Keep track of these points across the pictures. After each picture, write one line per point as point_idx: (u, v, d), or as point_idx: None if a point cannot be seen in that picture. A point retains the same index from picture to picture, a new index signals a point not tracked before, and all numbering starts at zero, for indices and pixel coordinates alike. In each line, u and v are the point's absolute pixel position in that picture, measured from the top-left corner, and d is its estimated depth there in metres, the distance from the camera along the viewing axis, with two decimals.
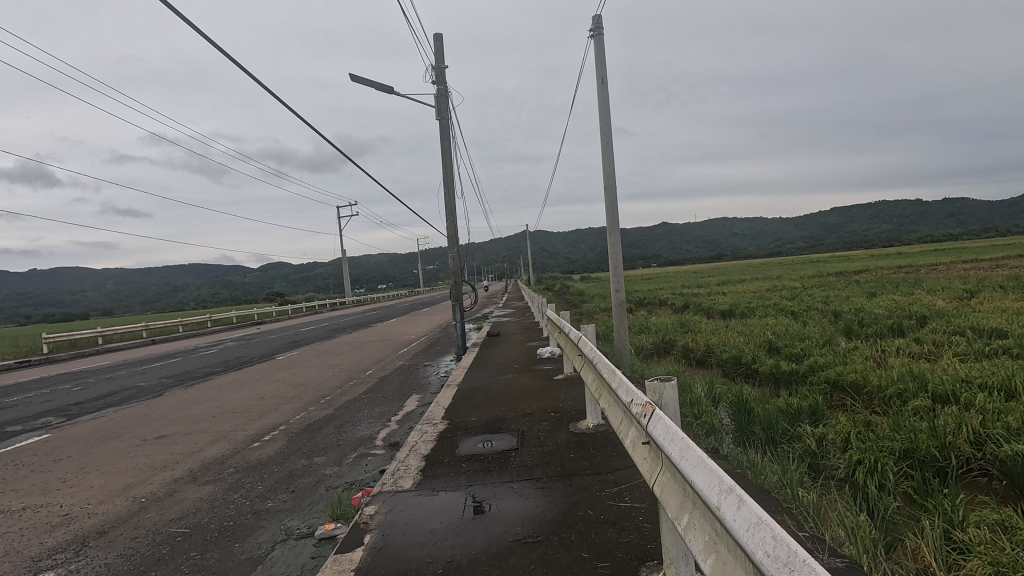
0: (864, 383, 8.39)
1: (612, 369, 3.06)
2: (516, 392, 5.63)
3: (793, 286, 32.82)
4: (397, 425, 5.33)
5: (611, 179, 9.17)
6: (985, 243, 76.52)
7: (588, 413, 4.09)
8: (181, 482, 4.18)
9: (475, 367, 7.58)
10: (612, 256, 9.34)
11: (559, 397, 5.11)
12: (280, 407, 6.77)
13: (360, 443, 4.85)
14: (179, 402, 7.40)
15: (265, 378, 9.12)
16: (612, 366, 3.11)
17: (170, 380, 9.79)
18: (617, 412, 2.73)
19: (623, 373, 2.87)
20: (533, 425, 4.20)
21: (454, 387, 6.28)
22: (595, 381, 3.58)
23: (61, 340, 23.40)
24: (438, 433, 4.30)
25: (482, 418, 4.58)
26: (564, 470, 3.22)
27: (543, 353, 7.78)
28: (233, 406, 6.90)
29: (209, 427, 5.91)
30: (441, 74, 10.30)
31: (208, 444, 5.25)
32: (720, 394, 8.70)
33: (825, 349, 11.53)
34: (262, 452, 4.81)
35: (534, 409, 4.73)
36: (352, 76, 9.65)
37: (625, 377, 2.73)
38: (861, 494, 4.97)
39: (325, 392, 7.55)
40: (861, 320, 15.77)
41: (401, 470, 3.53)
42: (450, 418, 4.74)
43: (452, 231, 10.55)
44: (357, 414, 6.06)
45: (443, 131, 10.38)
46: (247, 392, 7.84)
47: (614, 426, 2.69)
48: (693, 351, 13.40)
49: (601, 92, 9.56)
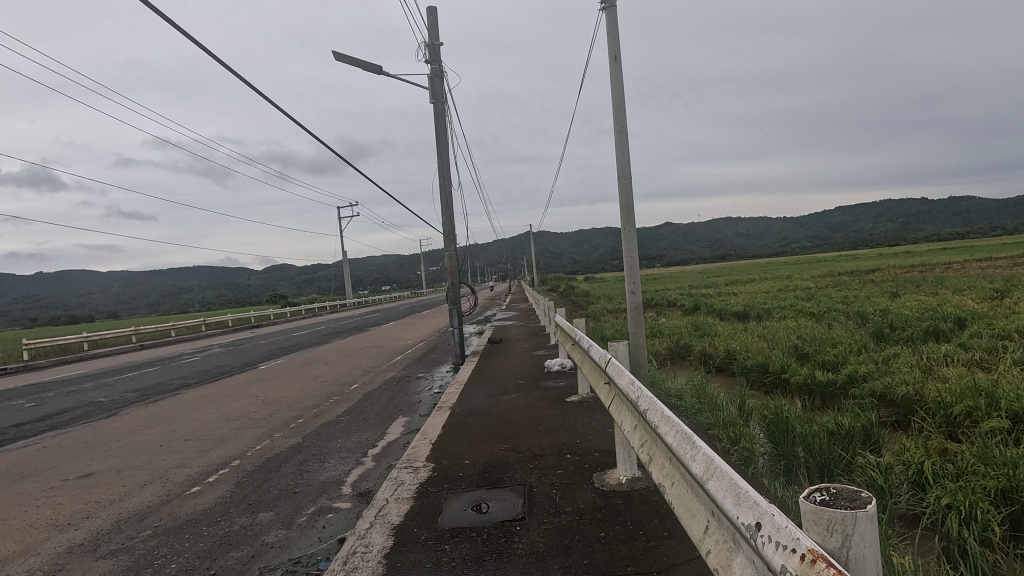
0: (920, 399, 7.28)
1: (677, 429, 2.00)
2: (522, 418, 4.58)
3: (807, 287, 31.55)
4: (373, 464, 4.28)
5: (626, 168, 8.14)
6: (997, 242, 74.76)
7: (618, 461, 3.04)
8: (77, 552, 3.15)
9: (473, 383, 6.53)
10: (628, 254, 8.29)
11: (576, 429, 4.06)
12: (242, 432, 5.73)
13: (322, 491, 3.81)
14: (129, 426, 6.36)
15: (239, 392, 8.08)
16: (675, 422, 2.06)
17: (137, 394, 8.80)
18: (701, 515, 1.71)
19: (702, 444, 1.83)
20: (543, 477, 3.15)
21: (446, 411, 5.23)
22: (632, 427, 2.51)
23: (45, 345, 22.41)
24: (420, 485, 3.26)
25: (478, 461, 3.54)
26: (594, 567, 2.16)
27: (551, 366, 6.72)
28: (187, 431, 5.86)
29: (150, 460, 4.88)
30: (435, 52, 9.27)
31: (137, 489, 4.20)
32: (754, 410, 7.61)
33: (862, 356, 10.43)
34: (199, 503, 3.77)
35: (545, 448, 3.67)
36: (335, 53, 8.63)
37: (719, 461, 1.69)
38: (960, 552, 3.92)
39: (299, 412, 6.49)
40: (892, 323, 14.58)
41: (358, 553, 2.48)
42: (437, 459, 3.71)
43: (449, 227, 9.51)
44: (329, 444, 5.01)
45: (438, 115, 9.35)
46: (210, 412, 6.81)
47: (697, 539, 1.69)
48: (713, 358, 12.30)
49: (613, 68, 8.51)
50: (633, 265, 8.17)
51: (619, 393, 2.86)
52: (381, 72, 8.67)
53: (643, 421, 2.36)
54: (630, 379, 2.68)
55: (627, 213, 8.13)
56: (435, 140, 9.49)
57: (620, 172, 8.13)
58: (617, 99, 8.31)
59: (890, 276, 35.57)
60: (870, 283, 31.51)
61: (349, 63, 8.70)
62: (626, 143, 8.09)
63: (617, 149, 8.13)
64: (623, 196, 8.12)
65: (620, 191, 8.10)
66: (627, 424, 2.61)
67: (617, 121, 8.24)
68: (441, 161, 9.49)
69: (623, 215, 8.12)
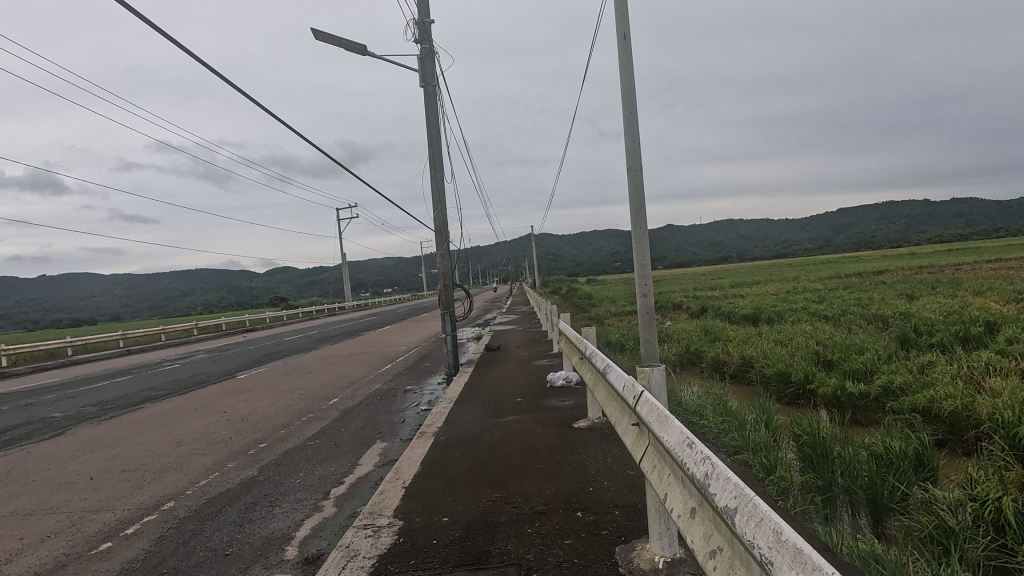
0: (974, 416, 6.39)
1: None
2: (520, 451, 3.72)
3: (818, 289, 30.70)
4: (332, 512, 3.42)
5: (636, 158, 7.29)
6: (1002, 245, 73.77)
7: (652, 532, 2.17)
8: None
9: (464, 400, 5.67)
10: (638, 252, 7.43)
11: (588, 470, 3.20)
12: (192, 461, 4.85)
13: (260, 554, 2.94)
14: (66, 451, 5.49)
15: (204, 408, 7.20)
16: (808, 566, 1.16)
17: (96, 410, 7.94)
18: None
19: None
20: (548, 552, 2.29)
21: (429, 438, 4.37)
22: (707, 525, 1.61)
23: (26, 352, 21.54)
24: (376, 560, 2.39)
25: (460, 523, 2.66)
26: None
27: (554, 380, 5.84)
28: (128, 460, 4.98)
29: (68, 501, 4.01)
30: (425, 31, 8.46)
31: (33, 545, 3.31)
32: (784, 428, 6.72)
33: (892, 364, 9.55)
34: (100, 569, 2.91)
35: (550, 501, 2.81)
36: (315, 32, 7.84)
37: None
38: None
39: (263, 434, 5.60)
40: (916, 327, 13.69)
41: None
42: (408, 516, 2.83)
43: (440, 224, 8.67)
44: (288, 479, 4.15)
45: (428, 101, 8.52)
46: (164, 433, 5.93)
47: None
48: (727, 365, 11.43)
49: (622, 46, 7.70)
50: (644, 265, 7.28)
51: (666, 454, 1.96)
52: (365, 53, 7.89)
53: (730, 527, 1.49)
54: (689, 441, 1.79)
55: (637, 206, 7.28)
56: (426, 128, 8.66)
57: (629, 161, 7.29)
58: (627, 82, 7.49)
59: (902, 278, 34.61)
60: (882, 285, 30.52)
61: (330, 42, 7.91)
62: (637, 130, 7.23)
63: (626, 135, 7.29)
64: (633, 187, 7.28)
65: (629, 181, 7.26)
66: (687, 507, 1.76)
67: (626, 106, 7.40)
68: (432, 150, 8.66)
69: (633, 209, 7.27)
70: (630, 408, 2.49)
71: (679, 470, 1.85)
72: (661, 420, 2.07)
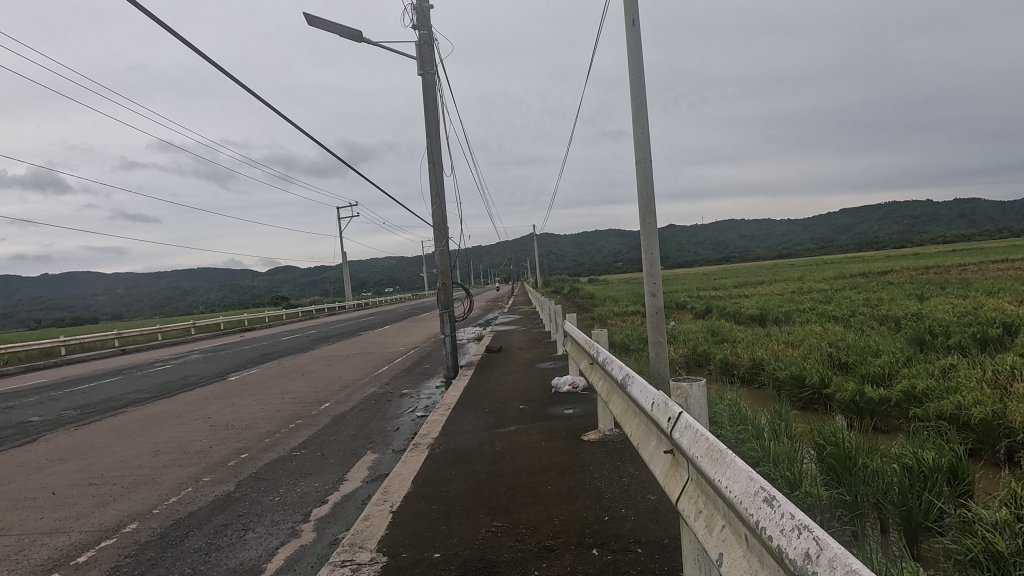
0: (1008, 423, 5.97)
1: None
2: (524, 468, 3.32)
3: (824, 289, 30.28)
4: (312, 539, 3.01)
5: (646, 149, 6.89)
6: (1006, 246, 73.20)
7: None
8: None
9: (462, 408, 5.26)
10: (647, 249, 7.01)
11: (601, 495, 2.80)
12: (166, 473, 4.45)
13: None
14: (34, 462, 5.08)
15: (189, 413, 6.80)
16: None
17: (76, 414, 7.54)
18: None
19: None
20: None
21: (423, 452, 3.96)
22: None
23: (17, 352, 21.10)
24: None
25: (454, 563, 2.25)
26: None
27: (560, 386, 5.46)
28: (97, 473, 4.57)
29: (23, 522, 3.61)
30: (423, 17, 8.07)
31: None
32: (804, 437, 6.30)
33: (911, 368, 9.12)
34: None
35: (561, 535, 2.40)
36: (307, 17, 7.46)
37: None
38: None
39: (247, 443, 5.19)
40: (930, 328, 13.26)
41: None
42: (393, 550, 2.43)
43: (439, 219, 8.28)
44: (267, 496, 3.75)
45: (426, 90, 8.12)
46: (142, 442, 5.53)
47: None
48: (736, 367, 11.02)
49: (630, 31, 7.32)
50: (653, 262, 6.86)
51: (725, 504, 1.59)
52: (361, 39, 7.53)
53: None
54: (771, 503, 1.41)
55: (646, 201, 6.88)
56: (424, 119, 8.26)
57: (637, 154, 6.90)
58: (636, 68, 7.09)
59: (909, 278, 34.09)
60: (888, 285, 30.07)
61: (324, 28, 7.51)
62: (647, 121, 6.82)
63: (635, 125, 6.90)
64: (642, 181, 6.88)
65: (638, 175, 6.86)
66: None
67: (635, 95, 7.00)
68: (430, 141, 8.25)
69: (642, 204, 6.87)
70: (662, 431, 2.11)
71: (745, 529, 1.49)
72: (716, 458, 1.69)
